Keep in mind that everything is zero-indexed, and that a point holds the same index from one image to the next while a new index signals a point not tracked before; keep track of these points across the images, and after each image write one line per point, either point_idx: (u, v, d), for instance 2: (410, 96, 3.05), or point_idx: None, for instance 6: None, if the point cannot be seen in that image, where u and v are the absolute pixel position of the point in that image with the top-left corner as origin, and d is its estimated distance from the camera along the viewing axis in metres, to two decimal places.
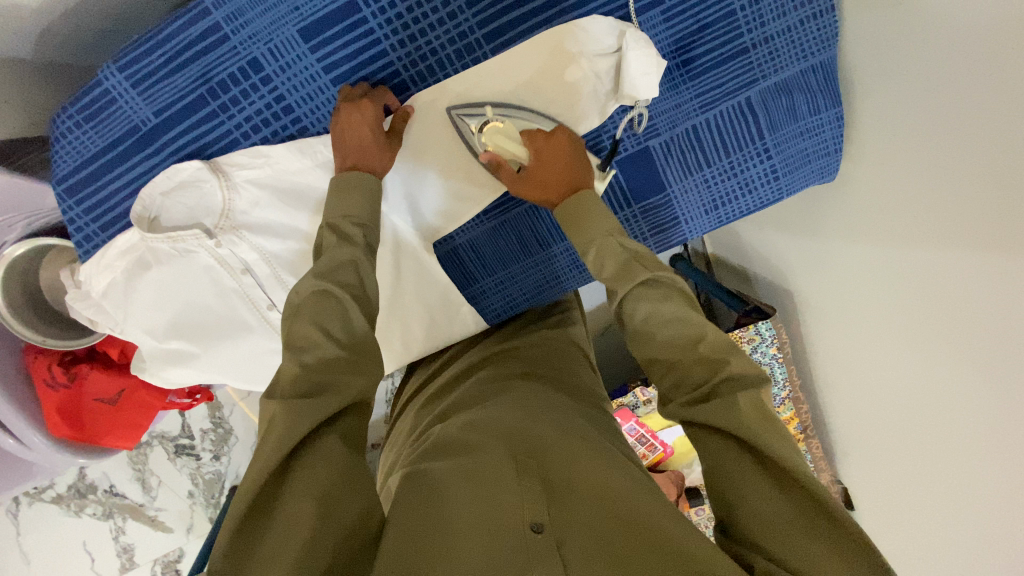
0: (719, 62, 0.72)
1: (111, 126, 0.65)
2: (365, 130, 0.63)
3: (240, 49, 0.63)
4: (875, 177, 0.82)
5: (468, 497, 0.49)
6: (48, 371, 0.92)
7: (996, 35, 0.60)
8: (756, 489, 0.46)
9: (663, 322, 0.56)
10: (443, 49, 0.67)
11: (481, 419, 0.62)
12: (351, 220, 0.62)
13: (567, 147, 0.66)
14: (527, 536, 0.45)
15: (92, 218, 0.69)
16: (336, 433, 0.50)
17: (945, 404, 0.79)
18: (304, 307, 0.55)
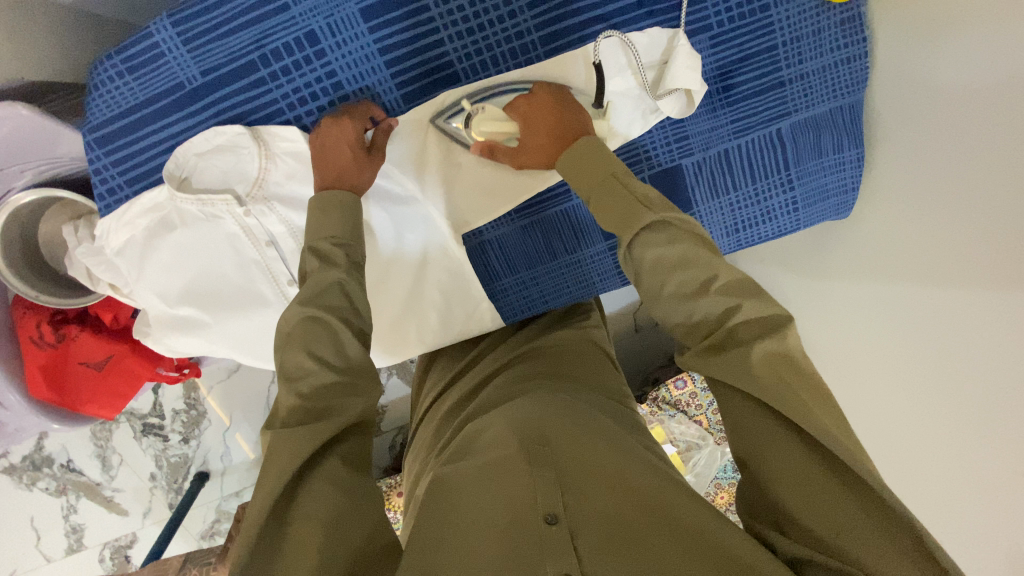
0: (757, 93, 0.76)
1: (155, 81, 0.64)
2: (344, 149, 0.64)
3: (298, 20, 0.63)
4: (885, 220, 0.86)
5: (484, 492, 0.50)
6: (36, 330, 0.88)
7: (1007, 102, 0.65)
8: (777, 454, 0.48)
9: (670, 265, 0.55)
10: (499, 46, 0.68)
11: (499, 415, 0.63)
12: (330, 240, 0.61)
13: (552, 103, 0.65)
14: (542, 526, 0.46)
15: (118, 171, 0.67)
16: (336, 455, 0.50)
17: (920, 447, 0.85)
18: (294, 335, 0.55)
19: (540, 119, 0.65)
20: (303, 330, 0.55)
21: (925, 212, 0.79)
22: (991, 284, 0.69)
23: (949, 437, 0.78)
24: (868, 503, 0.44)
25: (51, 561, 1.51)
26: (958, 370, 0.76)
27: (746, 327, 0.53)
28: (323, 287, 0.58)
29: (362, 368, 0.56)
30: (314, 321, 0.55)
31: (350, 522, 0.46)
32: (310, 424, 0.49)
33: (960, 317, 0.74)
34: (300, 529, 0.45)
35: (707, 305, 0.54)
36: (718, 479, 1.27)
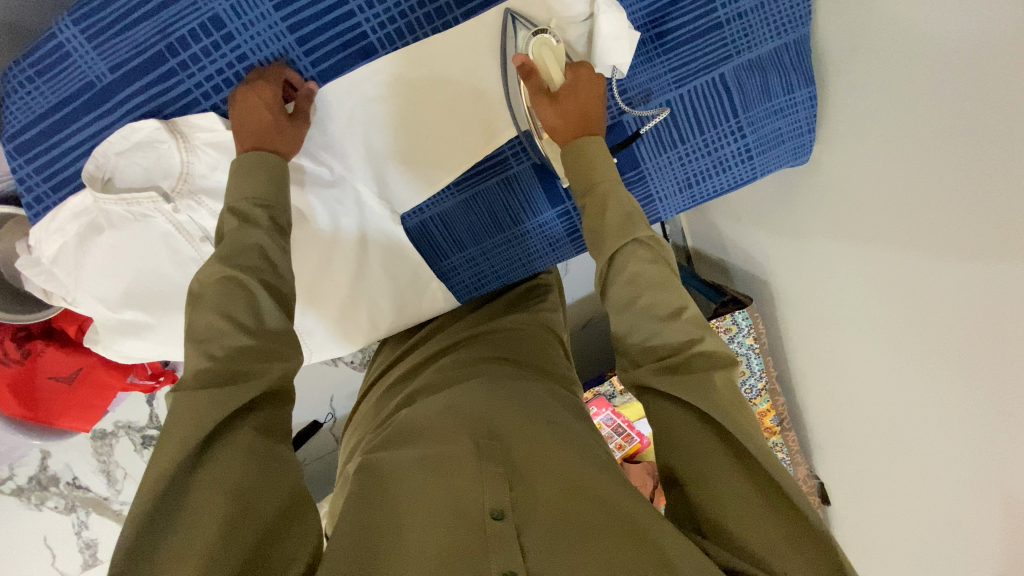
0: (694, 37, 0.72)
1: (65, 82, 0.63)
2: (265, 112, 0.62)
3: (201, 4, 0.61)
4: (849, 161, 0.83)
5: (427, 487, 0.48)
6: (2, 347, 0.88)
7: (949, 9, 0.62)
8: (721, 476, 0.48)
9: (649, 288, 0.56)
10: (413, 12, 0.65)
11: (447, 404, 0.60)
12: (254, 202, 0.59)
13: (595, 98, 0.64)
14: (486, 521, 0.44)
15: (43, 178, 0.66)
16: (250, 425, 0.48)
17: (922, 384, 0.83)
18: (207, 297, 0.53)
19: (581, 89, 0.64)
20: (220, 292, 0.52)
21: (888, 146, 0.76)
22: (983, 210, 0.66)
23: (959, 373, 0.76)
24: (810, 538, 0.43)
25: None
26: (954, 304, 0.73)
27: (701, 359, 0.53)
28: (243, 247, 0.56)
29: (279, 340, 0.54)
30: (230, 282, 0.53)
31: (260, 493, 0.45)
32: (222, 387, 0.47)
33: (955, 250, 0.71)
34: (206, 493, 0.43)
35: (674, 330, 0.54)
36: None
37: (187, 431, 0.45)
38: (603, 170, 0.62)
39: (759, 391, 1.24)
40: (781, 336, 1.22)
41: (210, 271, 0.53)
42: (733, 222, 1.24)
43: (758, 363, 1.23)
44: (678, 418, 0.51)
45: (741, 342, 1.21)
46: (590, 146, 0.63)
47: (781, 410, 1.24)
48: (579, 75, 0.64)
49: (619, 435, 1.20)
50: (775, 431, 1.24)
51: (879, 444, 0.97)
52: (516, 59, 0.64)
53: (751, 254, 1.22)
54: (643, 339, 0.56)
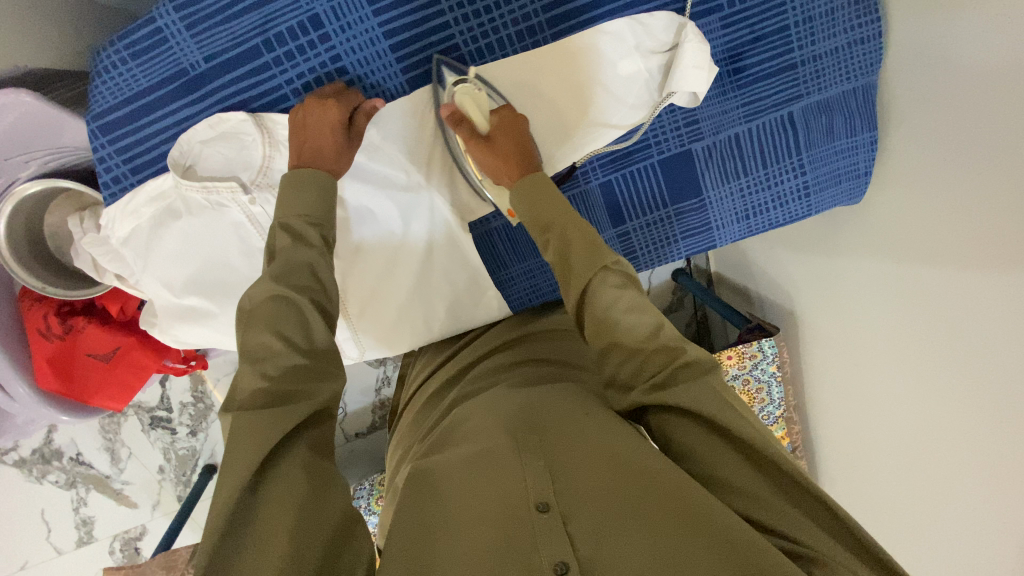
0: (769, 75, 0.75)
1: (158, 67, 0.63)
2: (327, 132, 0.62)
3: (302, 3, 0.62)
4: (898, 205, 0.85)
5: (473, 485, 0.49)
6: (42, 322, 0.88)
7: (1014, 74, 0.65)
8: (730, 472, 0.49)
9: (620, 314, 0.57)
10: (505, 29, 0.67)
11: (487, 407, 0.61)
12: (306, 219, 0.60)
13: (519, 139, 0.66)
14: (532, 515, 0.46)
15: (123, 159, 0.66)
16: (302, 442, 0.48)
17: (941, 428, 0.86)
18: (259, 313, 0.53)
19: (510, 132, 0.65)
20: (271, 310, 0.53)
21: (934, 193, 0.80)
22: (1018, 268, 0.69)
23: (978, 421, 0.79)
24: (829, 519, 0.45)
25: (62, 554, 1.51)
26: (980, 354, 0.76)
27: (686, 368, 0.54)
28: (294, 265, 0.56)
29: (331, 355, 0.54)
30: (279, 301, 0.53)
31: (320, 506, 0.45)
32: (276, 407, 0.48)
33: (990, 302, 0.73)
34: (272, 516, 0.43)
35: (655, 347, 0.55)
36: None
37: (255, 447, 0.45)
38: (546, 215, 0.63)
39: (776, 418, 1.27)
40: (804, 367, 1.25)
41: (258, 292, 0.54)
42: (764, 249, 1.27)
43: (778, 391, 1.26)
44: (675, 426, 0.52)
45: (764, 369, 1.24)
46: (533, 188, 0.64)
47: (797, 439, 1.27)
48: (505, 121, 0.66)
49: None
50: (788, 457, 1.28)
51: (893, 483, 0.99)
52: (443, 109, 0.66)
53: (779, 282, 1.25)
54: (627, 361, 0.56)
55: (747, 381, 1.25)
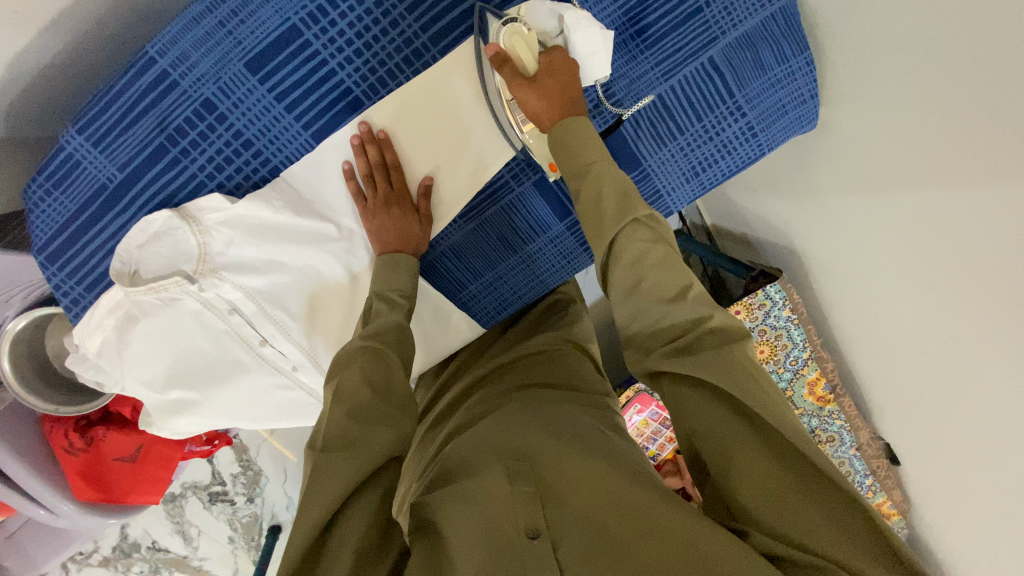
0: (676, 26, 0.70)
1: (79, 188, 0.65)
2: (405, 218, 0.68)
3: (190, 92, 0.63)
4: (860, 119, 0.81)
5: (464, 505, 0.47)
6: (66, 438, 0.93)
7: None
8: (745, 463, 0.46)
9: (649, 275, 0.54)
10: (392, 59, 0.66)
11: (482, 428, 0.60)
12: (394, 292, 0.65)
13: (571, 75, 0.64)
14: (524, 542, 0.44)
15: (76, 281, 0.69)
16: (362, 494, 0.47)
17: (961, 343, 0.79)
18: (353, 366, 0.54)
19: (557, 76, 0.63)
20: (369, 364, 0.55)
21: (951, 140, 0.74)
22: (1005, 157, 0.63)
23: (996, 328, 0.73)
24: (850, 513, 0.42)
25: None
26: (983, 262, 0.72)
27: (713, 335, 0.52)
28: (384, 328, 0.59)
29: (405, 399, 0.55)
30: (371, 354, 0.56)
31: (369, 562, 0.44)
32: (349, 456, 0.47)
33: (987, 197, 0.67)
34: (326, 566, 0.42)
35: (678, 311, 0.53)
36: None
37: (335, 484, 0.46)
38: (583, 159, 0.60)
39: (805, 361, 1.26)
40: (819, 302, 1.20)
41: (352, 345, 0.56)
42: (751, 193, 1.21)
43: (797, 334, 1.22)
44: (697, 398, 0.50)
45: (779, 316, 1.20)
46: (573, 135, 0.61)
47: (832, 377, 1.26)
48: (558, 57, 0.63)
49: (655, 442, 1.23)
50: (830, 399, 1.30)
51: (933, 411, 0.92)
52: (489, 50, 0.62)
53: (775, 224, 1.19)
54: (649, 325, 0.55)
55: (763, 332, 1.22)
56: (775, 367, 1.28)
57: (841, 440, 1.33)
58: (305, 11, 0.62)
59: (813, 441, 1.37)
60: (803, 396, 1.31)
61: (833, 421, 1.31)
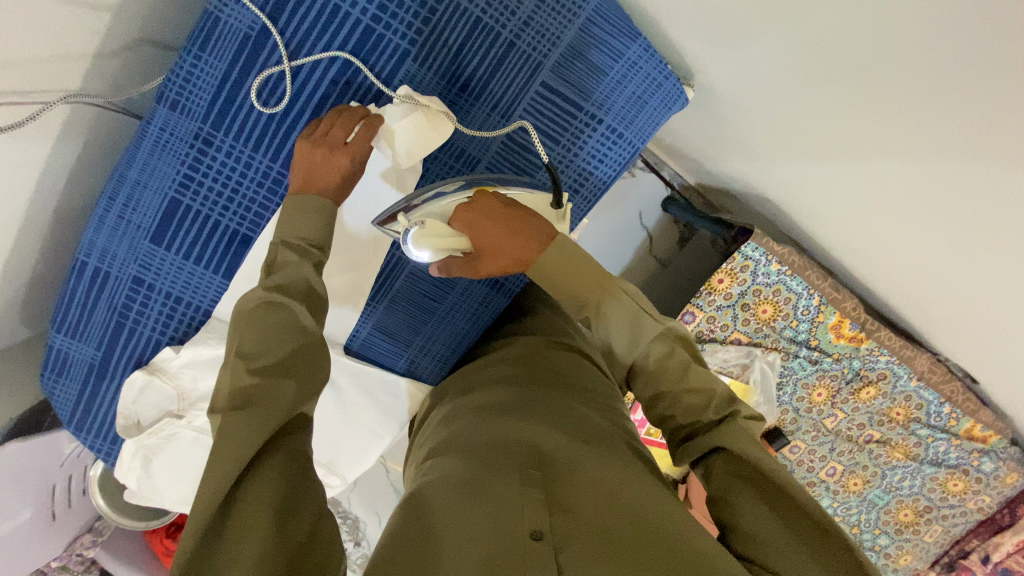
0: (496, 67, 0.71)
1: (76, 373, 0.82)
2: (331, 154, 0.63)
3: (120, 276, 0.77)
4: (756, 47, 0.75)
5: (469, 504, 0.47)
6: (164, 544, 1.15)
7: None
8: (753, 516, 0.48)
9: (671, 383, 0.57)
10: (258, 193, 0.75)
11: (489, 423, 0.59)
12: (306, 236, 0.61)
13: (501, 205, 0.60)
14: (525, 543, 0.43)
15: (104, 439, 0.86)
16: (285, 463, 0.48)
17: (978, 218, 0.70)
18: (254, 316, 0.54)
19: (493, 219, 0.59)
20: (263, 313, 0.55)
21: (843, 63, 0.65)
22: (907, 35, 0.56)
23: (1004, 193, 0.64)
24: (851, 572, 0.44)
25: None
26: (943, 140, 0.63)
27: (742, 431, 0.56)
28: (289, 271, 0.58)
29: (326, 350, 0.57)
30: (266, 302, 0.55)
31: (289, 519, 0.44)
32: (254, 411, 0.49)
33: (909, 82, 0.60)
34: (246, 530, 0.42)
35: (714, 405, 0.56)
36: (803, 379, 1.25)
37: (237, 456, 0.46)
38: (581, 292, 0.58)
39: (818, 307, 1.16)
40: (815, 235, 1.10)
41: (251, 296, 0.56)
42: (715, 146, 1.10)
43: (796, 283, 1.14)
44: (716, 465, 0.53)
45: (769, 272, 1.14)
46: (557, 267, 0.58)
47: (857, 316, 1.14)
48: (485, 207, 0.60)
49: None
50: (863, 337, 1.16)
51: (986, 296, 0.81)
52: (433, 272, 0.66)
53: (749, 170, 1.07)
54: (683, 416, 0.57)
55: (758, 292, 1.18)
56: (787, 323, 1.20)
57: (895, 375, 1.19)
58: (176, 183, 0.73)
59: (861, 383, 1.24)
60: (831, 342, 1.20)
61: (876, 357, 1.18)
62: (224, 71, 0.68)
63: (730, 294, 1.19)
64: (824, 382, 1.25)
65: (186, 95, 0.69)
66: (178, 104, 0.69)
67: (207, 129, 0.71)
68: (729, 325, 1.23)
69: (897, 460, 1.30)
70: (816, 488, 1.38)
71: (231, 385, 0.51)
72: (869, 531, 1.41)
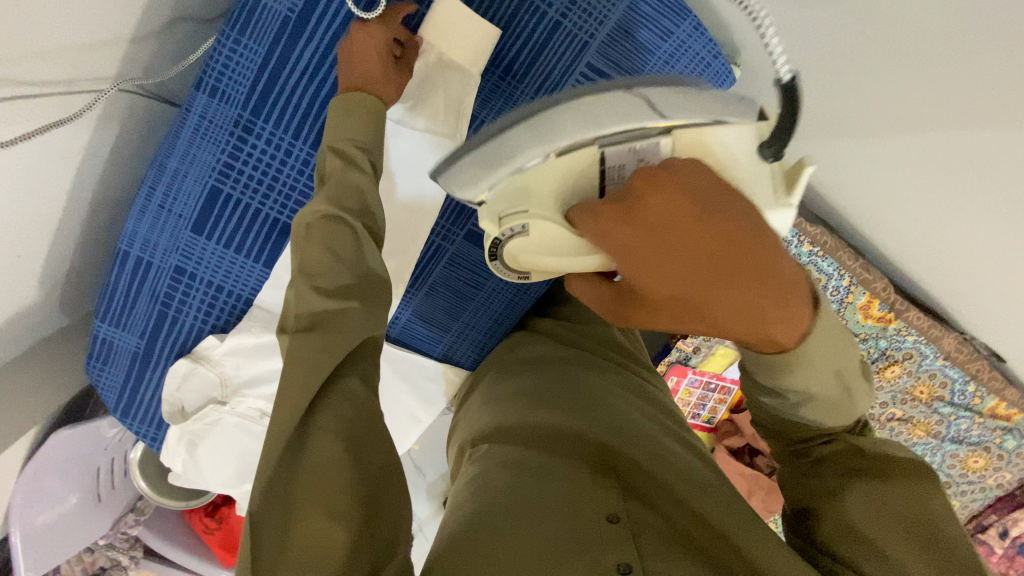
0: (541, 49, 0.70)
1: (120, 361, 0.83)
2: (373, 57, 0.60)
3: (162, 266, 0.77)
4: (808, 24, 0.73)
5: (546, 489, 0.50)
6: (204, 523, 1.18)
7: None
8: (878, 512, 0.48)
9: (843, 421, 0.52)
10: (298, 181, 0.74)
11: (551, 409, 0.61)
12: (353, 144, 0.58)
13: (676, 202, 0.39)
14: (605, 524, 0.46)
15: (150, 425, 0.88)
16: (349, 388, 0.47)
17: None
18: (313, 229, 0.52)
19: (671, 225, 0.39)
20: (323, 228, 0.52)
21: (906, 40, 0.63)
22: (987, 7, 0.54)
23: None
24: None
25: None
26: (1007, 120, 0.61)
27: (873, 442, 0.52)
28: (346, 187, 0.55)
29: (383, 283, 0.55)
30: (326, 219, 0.53)
31: (368, 448, 0.46)
32: (309, 337, 0.48)
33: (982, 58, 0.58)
34: (320, 465, 0.43)
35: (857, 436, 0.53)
36: None
37: (308, 384, 0.46)
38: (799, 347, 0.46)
39: (847, 288, 1.16)
40: (847, 215, 1.09)
41: (312, 211, 0.53)
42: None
43: (827, 264, 1.14)
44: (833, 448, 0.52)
45: (800, 254, 1.14)
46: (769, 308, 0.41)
47: (887, 296, 1.13)
48: (658, 205, 0.39)
49: (715, 390, 1.25)
50: (892, 319, 1.15)
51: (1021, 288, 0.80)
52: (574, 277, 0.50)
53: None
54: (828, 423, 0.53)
55: None
56: None
57: (922, 355, 1.19)
58: (216, 172, 0.72)
59: (887, 362, 1.25)
60: (859, 322, 1.21)
61: (903, 338, 1.18)
62: (265, 56, 0.67)
63: None
64: None
65: (225, 82, 0.67)
66: (217, 91, 0.68)
67: (247, 117, 0.69)
68: None
69: (918, 436, 1.32)
70: None
71: (301, 307, 0.49)
72: None
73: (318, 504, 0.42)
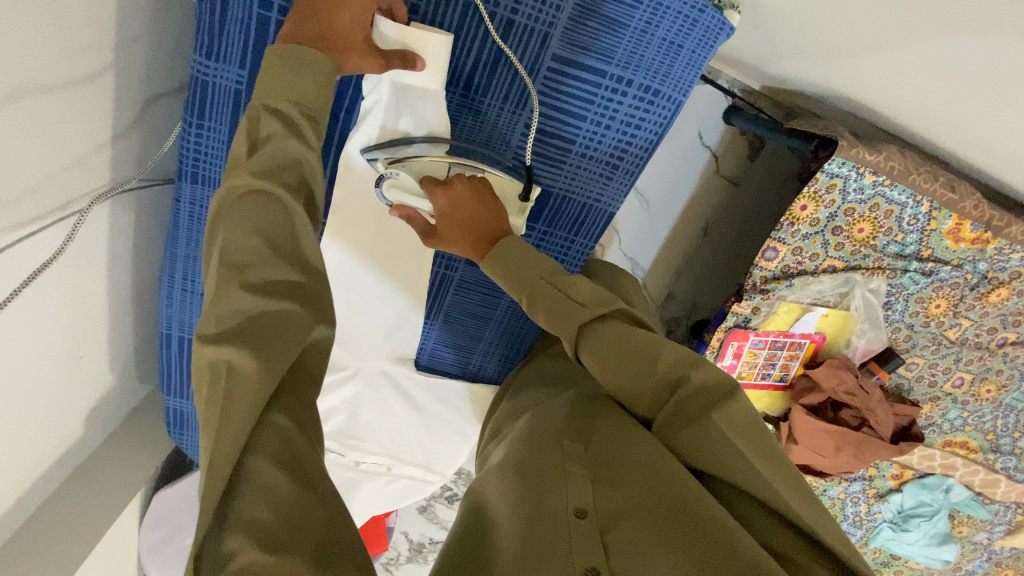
0: (499, 54, 0.63)
1: (193, 424, 0.92)
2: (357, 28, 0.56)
3: None
4: None
5: (527, 492, 0.55)
6: None
7: None
8: (763, 524, 0.51)
9: (614, 351, 0.59)
10: None
11: (542, 423, 0.66)
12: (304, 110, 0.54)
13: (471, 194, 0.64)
14: (575, 520, 0.51)
15: None
16: (280, 412, 0.43)
17: None
18: (236, 216, 0.48)
19: (465, 202, 0.64)
20: (250, 211, 0.48)
21: None
22: None
23: None
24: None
25: None
26: None
27: (696, 397, 0.56)
28: (278, 161, 0.51)
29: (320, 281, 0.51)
30: (257, 195, 0.49)
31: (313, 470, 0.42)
32: (260, 348, 0.43)
33: None
34: (259, 498, 0.39)
35: (656, 381, 0.58)
36: (916, 294, 1.08)
37: (251, 400, 0.41)
38: (529, 273, 0.64)
39: (929, 214, 0.99)
40: (917, 131, 0.92)
41: (240, 183, 0.49)
42: (792, 46, 0.88)
43: (898, 192, 0.97)
44: (697, 450, 0.55)
45: (862, 187, 0.98)
46: (508, 252, 0.64)
47: (981, 214, 0.96)
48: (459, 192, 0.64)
49: (783, 348, 1.16)
50: (990, 240, 0.99)
51: None
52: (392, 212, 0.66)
53: (832, 67, 0.86)
54: (647, 382, 0.59)
55: (850, 211, 1.01)
56: (890, 238, 1.03)
57: None
58: None
59: (990, 286, 1.05)
60: (948, 249, 1.02)
61: (1007, 256, 1.00)
62: (229, 133, 0.66)
63: (816, 220, 1.03)
64: (942, 293, 1.07)
65: (204, 167, 0.69)
66: (199, 176, 0.69)
67: None
68: (821, 253, 1.07)
69: None
70: (940, 403, 1.21)
71: (223, 305, 0.44)
72: (1007, 436, 1.22)
73: (252, 533, 0.37)
